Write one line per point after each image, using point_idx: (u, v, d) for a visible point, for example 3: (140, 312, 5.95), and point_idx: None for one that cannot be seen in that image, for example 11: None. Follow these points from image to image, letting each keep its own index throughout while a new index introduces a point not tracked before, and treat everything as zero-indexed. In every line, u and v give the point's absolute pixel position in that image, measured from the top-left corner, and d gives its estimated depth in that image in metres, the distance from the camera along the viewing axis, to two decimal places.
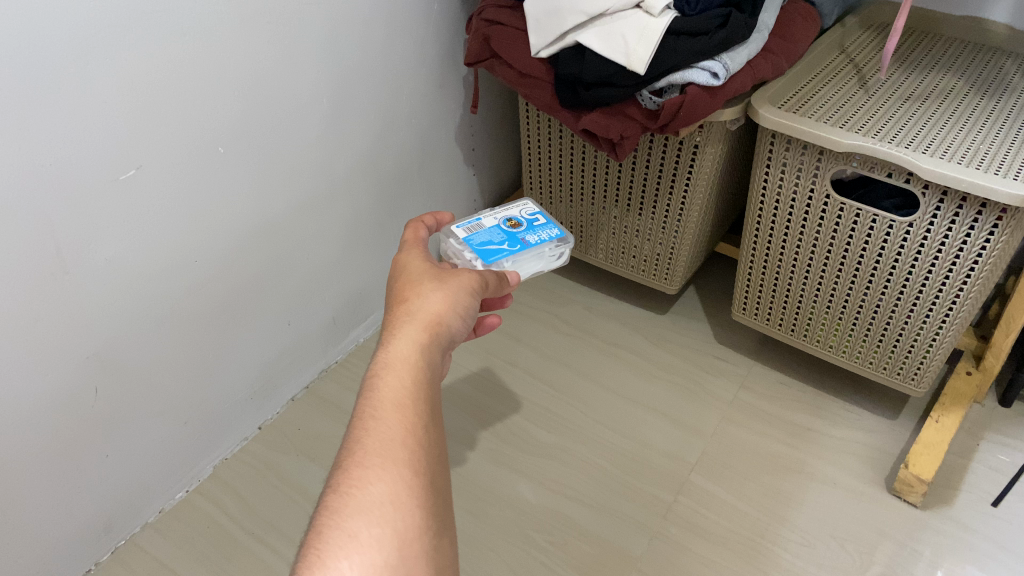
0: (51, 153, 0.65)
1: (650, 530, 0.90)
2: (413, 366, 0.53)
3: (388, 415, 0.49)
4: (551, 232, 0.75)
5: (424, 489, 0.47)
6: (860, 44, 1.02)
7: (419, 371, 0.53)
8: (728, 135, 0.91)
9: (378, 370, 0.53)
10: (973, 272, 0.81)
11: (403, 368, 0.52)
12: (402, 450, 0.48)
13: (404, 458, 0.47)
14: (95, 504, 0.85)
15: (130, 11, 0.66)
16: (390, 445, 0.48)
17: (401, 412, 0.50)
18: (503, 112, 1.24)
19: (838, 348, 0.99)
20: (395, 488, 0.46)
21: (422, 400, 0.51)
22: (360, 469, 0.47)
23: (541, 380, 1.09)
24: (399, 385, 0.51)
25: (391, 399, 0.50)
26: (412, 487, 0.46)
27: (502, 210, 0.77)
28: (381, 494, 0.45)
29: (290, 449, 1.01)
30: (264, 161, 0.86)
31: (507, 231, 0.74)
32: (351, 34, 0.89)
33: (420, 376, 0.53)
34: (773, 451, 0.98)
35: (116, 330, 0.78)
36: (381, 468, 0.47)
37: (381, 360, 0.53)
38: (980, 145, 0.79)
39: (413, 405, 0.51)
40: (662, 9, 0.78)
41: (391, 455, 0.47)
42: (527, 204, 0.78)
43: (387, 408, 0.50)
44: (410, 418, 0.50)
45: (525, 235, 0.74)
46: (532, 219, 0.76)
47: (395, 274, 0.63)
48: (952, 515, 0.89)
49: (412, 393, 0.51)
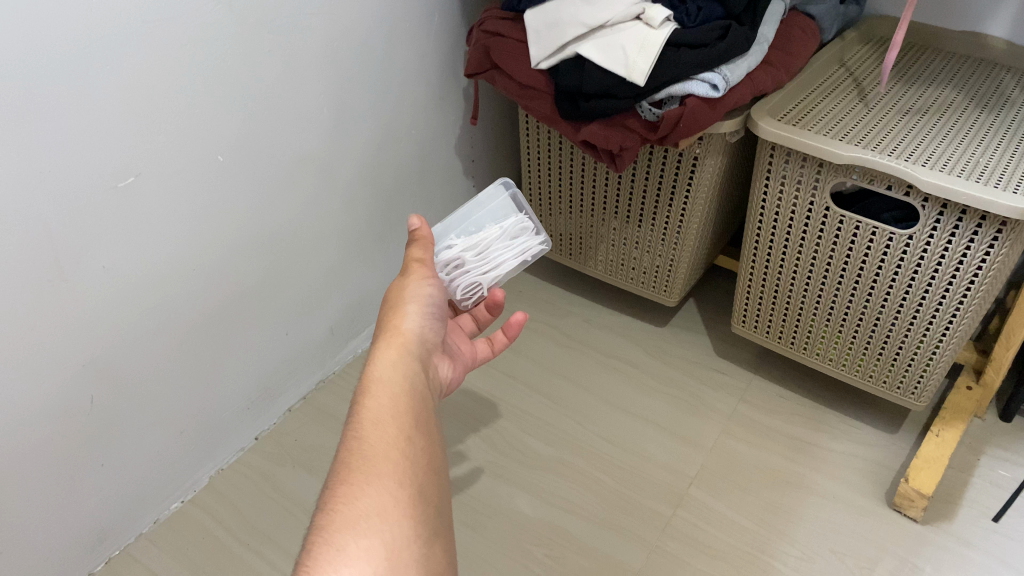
0: (48, 160, 0.65)
1: (648, 544, 0.89)
2: (389, 382, 0.54)
3: (369, 432, 0.50)
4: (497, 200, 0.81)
5: (411, 499, 0.47)
6: (859, 58, 1.02)
7: (395, 384, 0.54)
8: (727, 147, 0.91)
9: (360, 394, 0.53)
10: (973, 285, 0.81)
11: (380, 388, 0.53)
12: (387, 463, 0.48)
13: (388, 470, 0.47)
14: (89, 514, 0.84)
15: (130, 21, 0.66)
16: (374, 460, 0.48)
17: (381, 426, 0.50)
18: (504, 124, 1.25)
19: (838, 362, 0.99)
20: (381, 501, 0.46)
21: (402, 415, 0.52)
22: (345, 486, 0.46)
23: (539, 391, 1.08)
24: (377, 404, 0.52)
25: (371, 417, 0.51)
26: (398, 498, 0.46)
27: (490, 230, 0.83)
28: (369, 506, 0.45)
29: (287, 460, 1.00)
30: (263, 171, 0.86)
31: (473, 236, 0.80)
32: (351, 44, 0.89)
33: (397, 391, 0.54)
34: (773, 465, 0.97)
35: (113, 339, 0.77)
36: (367, 482, 0.46)
37: (360, 385, 0.54)
38: (980, 159, 0.79)
39: (394, 423, 0.51)
40: (662, 22, 0.79)
41: (375, 468, 0.47)
42: None
43: (367, 426, 0.50)
44: (393, 433, 0.50)
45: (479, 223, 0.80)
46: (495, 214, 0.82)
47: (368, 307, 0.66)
48: (953, 531, 0.89)
49: (393, 408, 0.52)
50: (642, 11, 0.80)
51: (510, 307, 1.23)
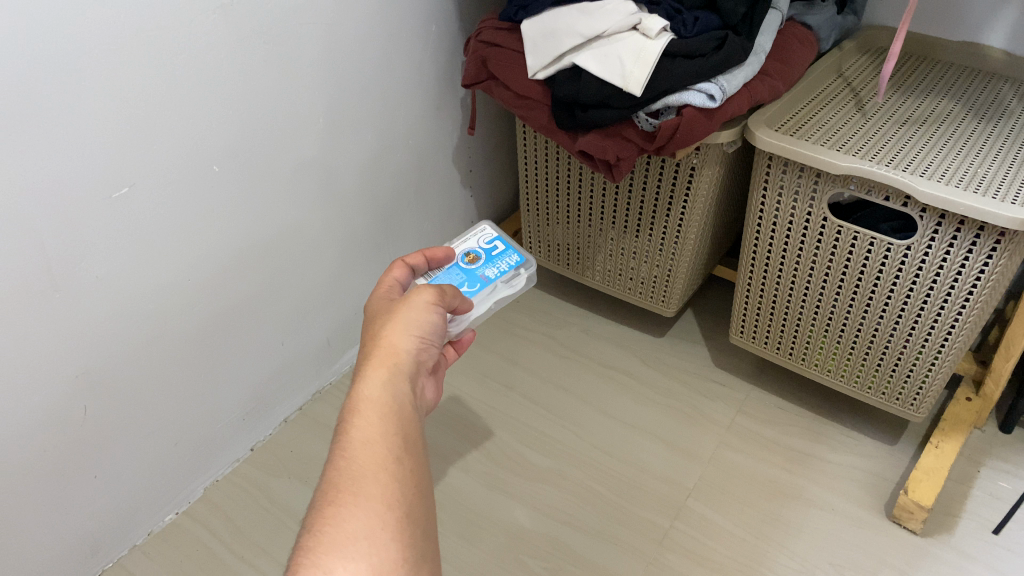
0: (43, 170, 0.65)
1: (646, 555, 0.88)
2: (380, 402, 0.54)
3: (357, 453, 0.50)
4: (509, 260, 0.78)
5: (398, 521, 0.47)
6: (857, 68, 1.02)
7: (386, 403, 0.54)
8: (725, 157, 0.91)
9: (348, 413, 0.53)
10: (972, 296, 0.80)
11: (369, 407, 0.53)
12: (375, 485, 0.48)
13: (376, 492, 0.48)
14: (82, 526, 0.84)
15: (125, 30, 0.66)
16: (362, 481, 0.48)
17: (370, 447, 0.50)
18: (501, 133, 1.24)
19: (837, 372, 0.98)
20: (368, 524, 0.46)
21: (391, 436, 0.52)
22: (333, 508, 0.47)
23: (536, 402, 1.08)
24: (367, 425, 0.52)
25: (360, 437, 0.51)
26: (387, 521, 0.46)
27: (463, 240, 0.79)
28: (356, 530, 0.46)
29: (282, 471, 1.00)
30: (259, 181, 0.85)
31: (466, 267, 0.77)
32: (349, 53, 0.89)
33: (386, 411, 0.53)
34: (771, 476, 0.97)
35: (106, 350, 0.77)
36: (355, 504, 0.47)
37: (349, 403, 0.54)
38: (978, 169, 0.79)
39: (383, 444, 0.51)
40: (658, 32, 0.79)
41: (363, 491, 0.48)
42: (486, 230, 0.81)
43: (356, 446, 0.50)
44: (381, 454, 0.50)
45: (484, 270, 0.77)
46: (490, 248, 0.79)
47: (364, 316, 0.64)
48: (953, 543, 0.88)
49: (382, 430, 0.52)
50: (638, 21, 0.80)
51: (507, 317, 1.23)
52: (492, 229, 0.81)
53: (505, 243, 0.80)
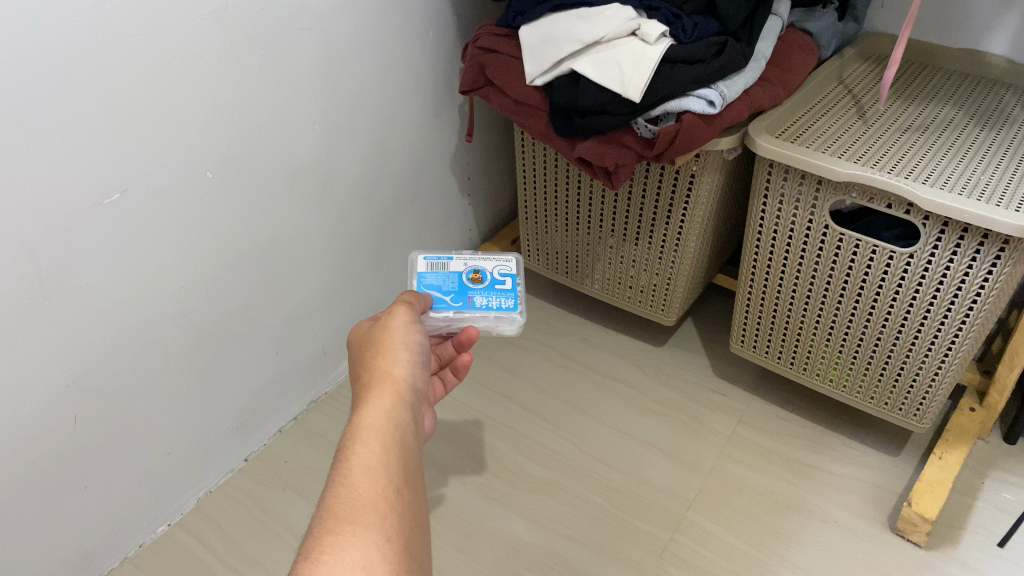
0: (32, 174, 0.64)
1: (646, 569, 0.87)
2: (382, 430, 0.52)
3: (358, 481, 0.49)
4: (502, 301, 0.71)
5: (397, 553, 0.46)
6: (858, 75, 1.01)
7: (388, 430, 0.53)
8: (725, 164, 0.90)
9: (350, 439, 0.52)
10: (975, 306, 0.79)
11: (372, 435, 0.52)
12: (374, 515, 0.47)
13: (375, 524, 0.46)
14: (70, 539, 0.82)
15: (116, 33, 0.65)
16: (362, 510, 0.47)
17: (371, 475, 0.49)
18: (499, 141, 1.24)
19: (838, 383, 0.97)
20: (366, 554, 0.45)
21: (393, 465, 0.51)
22: (332, 536, 0.45)
23: (533, 412, 1.07)
24: (368, 453, 0.51)
25: (361, 465, 0.50)
26: (385, 552, 0.45)
27: (479, 256, 0.74)
28: (356, 559, 0.44)
29: (276, 482, 0.98)
30: (252, 187, 0.84)
31: (463, 283, 0.72)
32: (346, 60, 0.89)
33: (387, 438, 0.52)
34: (772, 488, 0.95)
35: (95, 359, 0.75)
36: (354, 533, 0.46)
37: (350, 429, 0.52)
38: (980, 177, 0.78)
39: (384, 474, 0.50)
40: (657, 37, 0.78)
41: (363, 521, 0.46)
42: (508, 260, 0.75)
43: (356, 474, 0.49)
44: (382, 483, 0.49)
45: (475, 294, 0.71)
46: (498, 279, 0.73)
47: (354, 343, 0.62)
48: (957, 556, 0.87)
49: (383, 458, 0.51)
50: (638, 26, 0.79)
51: None
52: (515, 264, 0.75)
53: (515, 286, 0.73)
